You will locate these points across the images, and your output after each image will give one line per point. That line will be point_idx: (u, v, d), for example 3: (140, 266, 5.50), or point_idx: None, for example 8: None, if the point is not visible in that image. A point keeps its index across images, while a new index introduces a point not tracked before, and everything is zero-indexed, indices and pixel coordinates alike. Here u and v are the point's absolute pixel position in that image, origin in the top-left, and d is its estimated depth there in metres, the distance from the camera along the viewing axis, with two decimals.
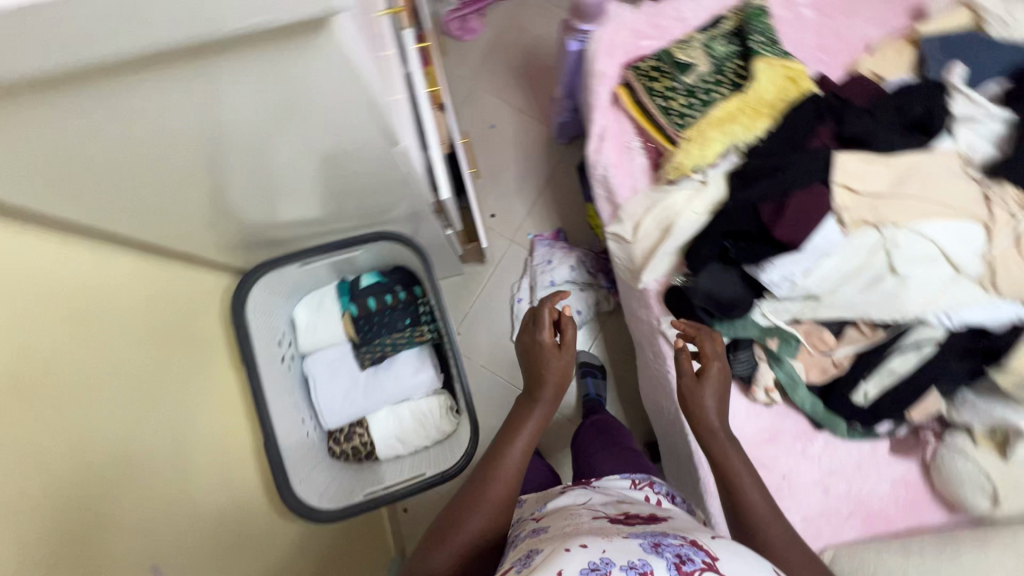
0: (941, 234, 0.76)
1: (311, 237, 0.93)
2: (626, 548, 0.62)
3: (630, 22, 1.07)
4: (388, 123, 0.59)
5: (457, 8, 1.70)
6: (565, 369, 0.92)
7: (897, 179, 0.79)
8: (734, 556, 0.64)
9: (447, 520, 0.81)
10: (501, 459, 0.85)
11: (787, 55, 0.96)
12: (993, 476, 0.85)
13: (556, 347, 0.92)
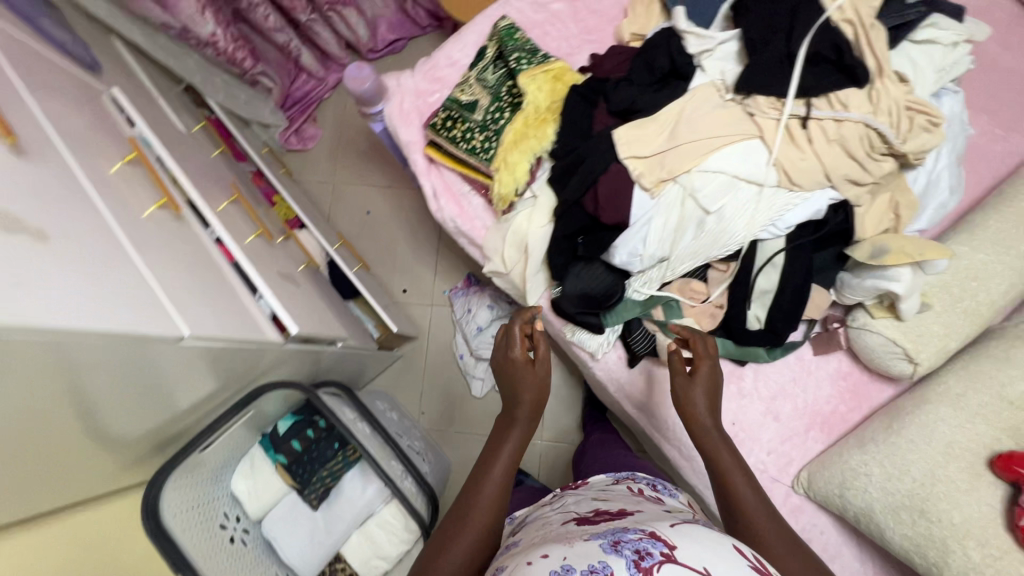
0: (726, 163, 0.78)
1: (210, 412, 0.94)
2: (584, 552, 0.58)
3: (410, 88, 1.13)
4: (149, 331, 0.62)
5: (287, 126, 1.75)
6: (539, 387, 0.84)
7: (669, 130, 0.81)
8: (703, 539, 0.60)
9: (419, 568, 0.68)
10: (488, 485, 0.73)
11: (547, 57, 1.00)
12: (901, 341, 0.86)
13: (530, 363, 0.86)
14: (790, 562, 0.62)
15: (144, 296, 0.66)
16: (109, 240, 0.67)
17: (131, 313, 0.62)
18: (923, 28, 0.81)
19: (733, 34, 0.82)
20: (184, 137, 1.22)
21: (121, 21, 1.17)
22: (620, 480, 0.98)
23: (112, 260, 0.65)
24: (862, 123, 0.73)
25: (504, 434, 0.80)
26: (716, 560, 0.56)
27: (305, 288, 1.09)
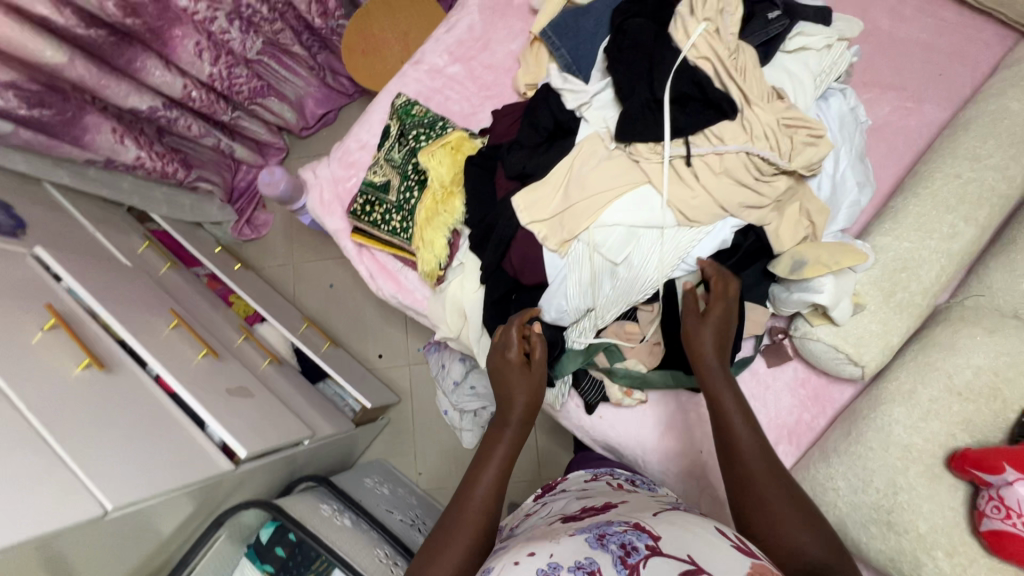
0: (621, 214, 0.78)
1: (188, 535, 0.95)
2: (570, 549, 0.54)
3: (326, 178, 1.14)
4: (69, 515, 0.65)
5: (237, 220, 1.75)
6: (533, 388, 0.77)
7: (564, 187, 0.82)
8: (692, 531, 0.55)
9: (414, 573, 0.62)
10: (479, 489, 0.67)
11: (444, 127, 1.01)
12: (843, 345, 0.84)
13: (524, 363, 0.78)
14: (787, 513, 0.57)
15: (54, 480, 0.67)
16: (17, 429, 0.69)
17: (36, 509, 0.63)
18: (792, 38, 0.80)
19: (604, 83, 0.83)
20: (125, 266, 1.24)
21: (51, 168, 1.27)
22: (597, 476, 0.91)
23: (18, 452, 0.66)
24: (740, 152, 0.73)
25: (496, 435, 0.73)
26: (706, 552, 0.52)
27: (263, 395, 1.10)
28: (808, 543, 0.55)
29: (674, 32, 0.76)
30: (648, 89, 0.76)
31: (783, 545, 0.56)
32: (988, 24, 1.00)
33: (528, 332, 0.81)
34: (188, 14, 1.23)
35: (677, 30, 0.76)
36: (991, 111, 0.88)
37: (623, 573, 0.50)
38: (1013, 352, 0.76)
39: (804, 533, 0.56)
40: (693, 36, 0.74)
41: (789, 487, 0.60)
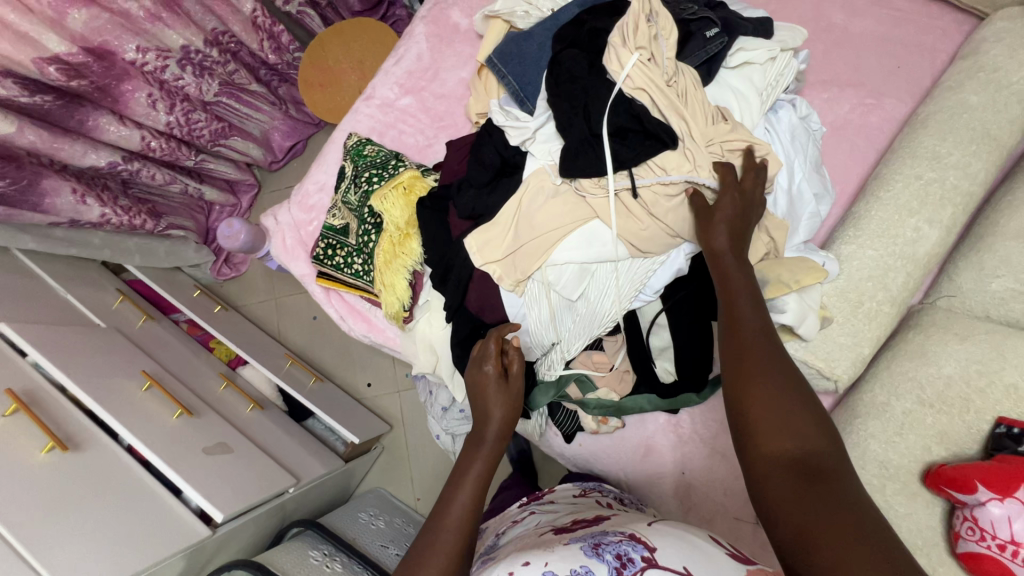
0: (573, 251, 0.79)
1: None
2: (565, 558, 0.52)
3: (287, 223, 1.14)
4: None
5: (215, 263, 1.74)
6: (510, 404, 0.72)
7: (514, 229, 0.81)
8: (687, 538, 0.54)
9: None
10: (455, 509, 0.63)
11: (397, 166, 1.00)
12: (815, 362, 0.81)
13: (501, 380, 0.73)
14: (794, 406, 0.53)
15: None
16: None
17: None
18: (733, 54, 0.78)
19: (547, 116, 0.82)
20: (98, 327, 1.23)
21: (13, 235, 1.25)
22: (586, 491, 0.85)
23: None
24: (684, 183, 0.72)
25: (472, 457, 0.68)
26: (701, 563, 0.50)
27: (244, 448, 1.09)
28: (816, 443, 0.51)
29: (609, 64, 0.75)
30: (586, 121, 0.75)
31: (783, 426, 0.52)
32: (944, 11, 0.97)
33: (505, 346, 0.77)
34: (135, 66, 1.21)
35: (611, 62, 0.75)
36: (948, 106, 0.85)
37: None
38: (985, 358, 0.74)
39: (814, 429, 0.51)
40: (627, 68, 0.73)
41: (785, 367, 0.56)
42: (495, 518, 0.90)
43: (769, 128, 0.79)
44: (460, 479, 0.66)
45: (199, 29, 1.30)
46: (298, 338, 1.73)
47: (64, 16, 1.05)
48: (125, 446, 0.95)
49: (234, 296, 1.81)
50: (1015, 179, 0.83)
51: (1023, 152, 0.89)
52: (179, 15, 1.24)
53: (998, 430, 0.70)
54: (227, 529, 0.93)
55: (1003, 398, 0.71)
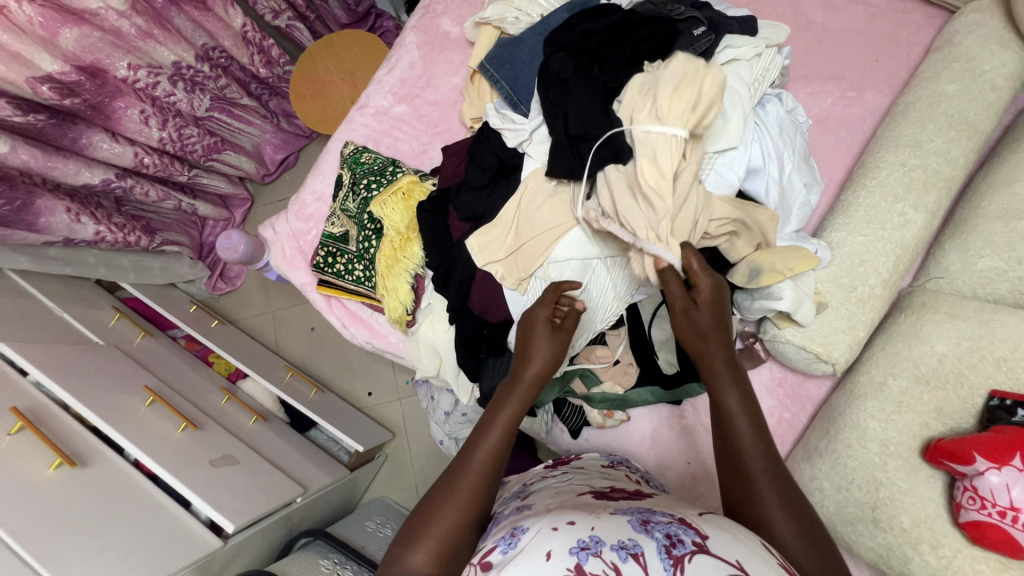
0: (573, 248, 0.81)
1: None
2: (612, 527, 0.50)
3: (286, 233, 1.14)
4: None
5: (210, 277, 1.73)
6: (556, 346, 0.66)
7: (515, 230, 0.83)
8: (739, 527, 0.51)
9: (408, 529, 0.55)
10: (481, 449, 0.58)
11: (395, 172, 1.01)
12: (812, 346, 0.84)
13: (550, 322, 0.66)
14: (786, 523, 0.52)
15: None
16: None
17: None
18: (720, 52, 0.81)
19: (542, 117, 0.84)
20: (97, 344, 1.23)
21: (7, 256, 1.25)
22: (614, 464, 0.80)
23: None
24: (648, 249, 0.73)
25: (506, 396, 0.63)
26: (751, 555, 0.47)
27: (250, 459, 1.09)
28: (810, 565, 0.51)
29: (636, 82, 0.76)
30: (564, 124, 0.77)
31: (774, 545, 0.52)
32: (917, 6, 1.01)
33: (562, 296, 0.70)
34: (127, 82, 1.21)
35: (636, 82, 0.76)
36: (927, 95, 0.89)
37: (668, 564, 0.46)
38: (975, 334, 0.76)
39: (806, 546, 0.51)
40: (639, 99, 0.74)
41: (786, 485, 0.55)
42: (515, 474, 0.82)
43: (759, 122, 0.82)
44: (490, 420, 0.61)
45: (190, 45, 1.31)
46: (296, 349, 1.73)
47: (56, 35, 1.05)
48: (131, 460, 0.95)
49: (228, 311, 1.80)
50: (994, 163, 0.86)
51: (999, 137, 0.93)
52: (170, 31, 1.25)
53: (991, 403, 0.72)
54: (238, 539, 0.93)
55: (994, 372, 0.74)
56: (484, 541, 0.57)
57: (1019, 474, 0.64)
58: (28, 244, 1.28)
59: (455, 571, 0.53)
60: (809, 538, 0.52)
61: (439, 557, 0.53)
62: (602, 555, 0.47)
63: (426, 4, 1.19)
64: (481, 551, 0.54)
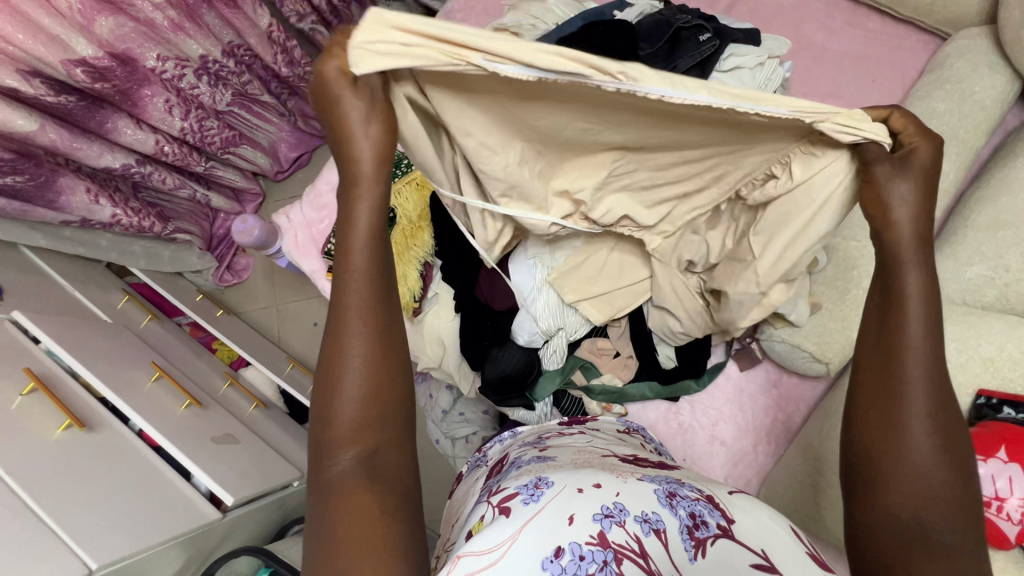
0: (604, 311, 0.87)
1: None
2: (638, 496, 0.54)
3: (300, 221, 1.18)
4: None
5: (217, 267, 1.75)
6: (376, 107, 0.50)
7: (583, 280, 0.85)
8: (759, 509, 0.56)
9: (318, 410, 0.53)
10: (350, 284, 0.52)
11: (410, 164, 1.04)
12: (805, 347, 0.88)
13: (352, 82, 0.48)
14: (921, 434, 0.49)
15: (37, 547, 0.68)
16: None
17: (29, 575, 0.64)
18: (726, 59, 0.88)
19: None
20: (105, 322, 1.25)
21: (23, 232, 1.28)
22: (630, 431, 0.87)
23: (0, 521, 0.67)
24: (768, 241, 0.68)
25: (347, 207, 0.52)
26: (772, 538, 0.52)
27: (249, 441, 1.10)
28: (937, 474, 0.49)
29: None
30: None
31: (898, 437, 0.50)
32: (912, 31, 1.07)
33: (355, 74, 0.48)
34: (155, 73, 1.26)
35: None
36: (919, 113, 0.93)
37: (690, 544, 0.51)
38: (963, 336, 0.78)
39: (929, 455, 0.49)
40: None
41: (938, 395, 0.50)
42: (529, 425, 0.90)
43: None
44: (344, 257, 0.52)
45: (217, 40, 1.36)
46: (297, 345, 1.73)
47: (92, 23, 1.10)
48: (135, 430, 0.97)
49: (232, 303, 1.81)
50: (982, 179, 0.90)
51: (989, 156, 0.97)
52: (199, 26, 1.30)
53: (979, 401, 0.76)
54: (235, 515, 0.94)
55: (983, 371, 0.76)
56: (505, 483, 0.60)
57: (1004, 465, 0.67)
58: (44, 222, 1.31)
59: (388, 435, 0.53)
60: (942, 444, 0.49)
61: (360, 432, 0.51)
62: (625, 526, 0.50)
63: (447, 13, 1.24)
64: (501, 494, 0.56)
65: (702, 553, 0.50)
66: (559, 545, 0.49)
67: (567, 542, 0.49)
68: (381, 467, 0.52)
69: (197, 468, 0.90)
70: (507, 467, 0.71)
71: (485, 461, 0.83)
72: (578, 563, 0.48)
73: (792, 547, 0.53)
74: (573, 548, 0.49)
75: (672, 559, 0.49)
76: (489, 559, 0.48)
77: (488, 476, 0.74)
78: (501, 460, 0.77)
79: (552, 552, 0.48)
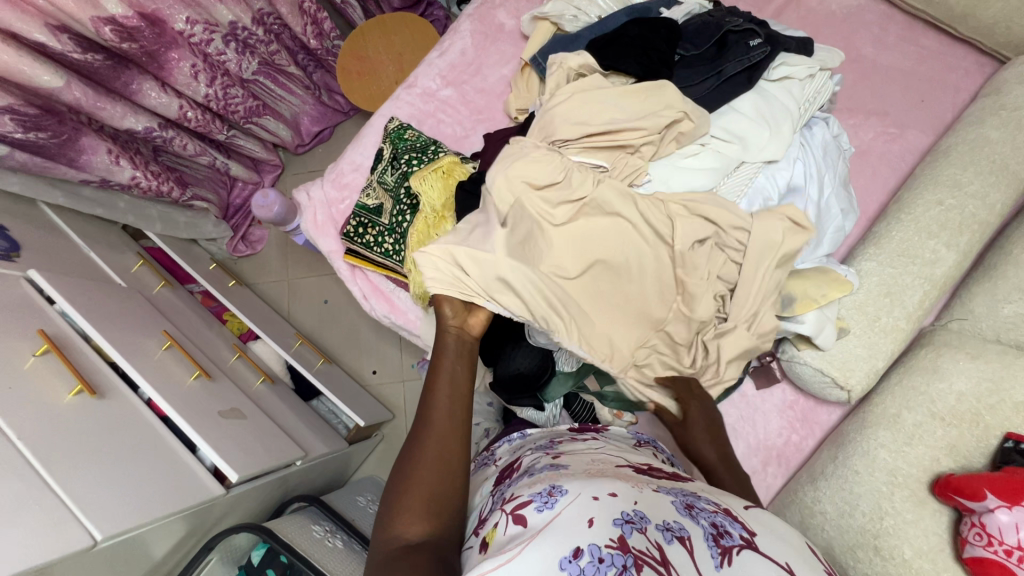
0: None
1: (178, 559, 0.92)
2: (657, 506, 0.52)
3: (320, 199, 1.16)
4: (52, 554, 0.65)
5: (231, 236, 1.74)
6: None
7: (568, 169, 0.79)
8: (781, 524, 0.54)
9: (388, 499, 0.58)
10: (438, 405, 0.62)
11: (438, 153, 1.02)
12: (830, 373, 0.84)
13: None
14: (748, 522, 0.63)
15: (44, 511, 0.68)
16: (9, 461, 0.69)
17: (34, 542, 0.64)
18: (776, 67, 0.87)
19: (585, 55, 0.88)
20: (120, 286, 1.24)
21: (43, 189, 1.27)
22: (641, 443, 0.84)
23: (7, 482, 0.67)
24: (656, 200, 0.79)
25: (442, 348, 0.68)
26: (793, 554, 0.50)
27: (255, 416, 1.10)
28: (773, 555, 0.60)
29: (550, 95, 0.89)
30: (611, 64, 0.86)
31: None
32: (968, 52, 1.03)
33: None
34: (183, 36, 1.23)
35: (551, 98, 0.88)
36: (971, 139, 0.90)
37: (715, 551, 0.48)
38: (995, 376, 0.78)
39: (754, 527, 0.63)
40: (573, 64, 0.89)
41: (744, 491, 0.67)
42: (538, 428, 0.89)
43: (804, 144, 0.86)
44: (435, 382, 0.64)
45: (248, 7, 1.33)
46: (307, 320, 1.72)
47: None
48: (143, 399, 0.96)
49: (244, 274, 1.79)
50: None
51: None
52: None
53: (1006, 444, 0.73)
54: (239, 491, 0.94)
55: (1013, 414, 0.75)
56: (519, 490, 0.59)
57: None
58: (64, 179, 1.30)
59: (448, 522, 0.56)
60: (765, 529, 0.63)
61: (426, 515, 0.55)
62: (646, 533, 0.48)
63: None
64: (516, 501, 0.56)
65: (728, 561, 0.47)
66: (579, 546, 0.46)
67: (586, 543, 0.46)
68: (435, 551, 0.53)
69: (205, 441, 0.91)
70: (518, 475, 0.69)
71: (493, 460, 0.83)
72: (597, 565, 0.45)
73: (810, 563, 0.50)
74: (593, 549, 0.46)
75: (696, 567, 0.46)
76: (504, 559, 0.47)
77: (497, 480, 0.72)
78: (512, 463, 0.76)
79: (571, 552, 0.46)
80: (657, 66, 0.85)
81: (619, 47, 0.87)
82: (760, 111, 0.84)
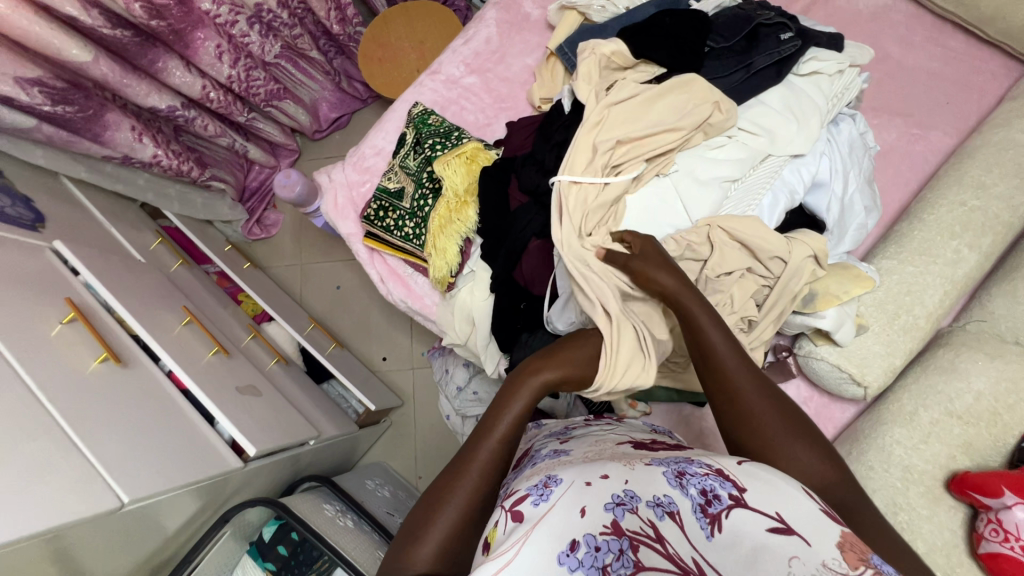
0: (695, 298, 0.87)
1: (195, 531, 0.94)
2: (646, 481, 0.51)
3: (341, 182, 1.17)
4: (80, 515, 0.66)
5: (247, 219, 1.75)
6: None
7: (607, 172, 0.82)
8: (772, 472, 0.51)
9: (409, 531, 0.55)
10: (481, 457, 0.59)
11: (461, 138, 1.03)
12: (847, 369, 0.84)
13: None
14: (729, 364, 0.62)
15: (71, 474, 0.69)
16: (37, 422, 0.70)
17: (61, 503, 0.65)
18: (806, 62, 0.87)
19: (615, 41, 0.88)
20: (140, 262, 1.25)
21: (66, 163, 1.28)
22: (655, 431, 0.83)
23: (38, 443, 0.68)
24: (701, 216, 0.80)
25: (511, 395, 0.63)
26: (788, 501, 0.48)
27: (270, 394, 1.11)
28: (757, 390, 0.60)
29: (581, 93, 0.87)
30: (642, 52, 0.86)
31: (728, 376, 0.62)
32: (995, 56, 1.02)
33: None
34: (209, 16, 1.24)
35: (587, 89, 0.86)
36: (996, 141, 0.90)
37: (705, 521, 0.48)
38: (1015, 377, 0.78)
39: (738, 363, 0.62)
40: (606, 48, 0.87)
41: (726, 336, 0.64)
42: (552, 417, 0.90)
43: (830, 139, 0.86)
44: (488, 429, 0.61)
45: None
46: (319, 305, 1.73)
47: None
48: (163, 371, 0.98)
49: (257, 257, 1.80)
50: None
51: None
52: None
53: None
54: (255, 466, 0.96)
55: None
56: (518, 484, 0.59)
57: None
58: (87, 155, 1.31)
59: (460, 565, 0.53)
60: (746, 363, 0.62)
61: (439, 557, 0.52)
62: (638, 512, 0.48)
63: None
64: (512, 497, 0.55)
65: (718, 528, 0.47)
66: (574, 538, 0.46)
67: (582, 535, 0.47)
68: None
69: (223, 414, 0.91)
70: (526, 460, 0.70)
71: None
72: (594, 555, 0.45)
73: (804, 505, 0.48)
74: (589, 540, 0.46)
75: (689, 540, 0.46)
76: (499, 561, 0.46)
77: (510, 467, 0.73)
78: (524, 451, 0.76)
79: (567, 545, 0.46)
80: (688, 57, 0.86)
81: (651, 36, 0.87)
82: (789, 104, 0.85)
